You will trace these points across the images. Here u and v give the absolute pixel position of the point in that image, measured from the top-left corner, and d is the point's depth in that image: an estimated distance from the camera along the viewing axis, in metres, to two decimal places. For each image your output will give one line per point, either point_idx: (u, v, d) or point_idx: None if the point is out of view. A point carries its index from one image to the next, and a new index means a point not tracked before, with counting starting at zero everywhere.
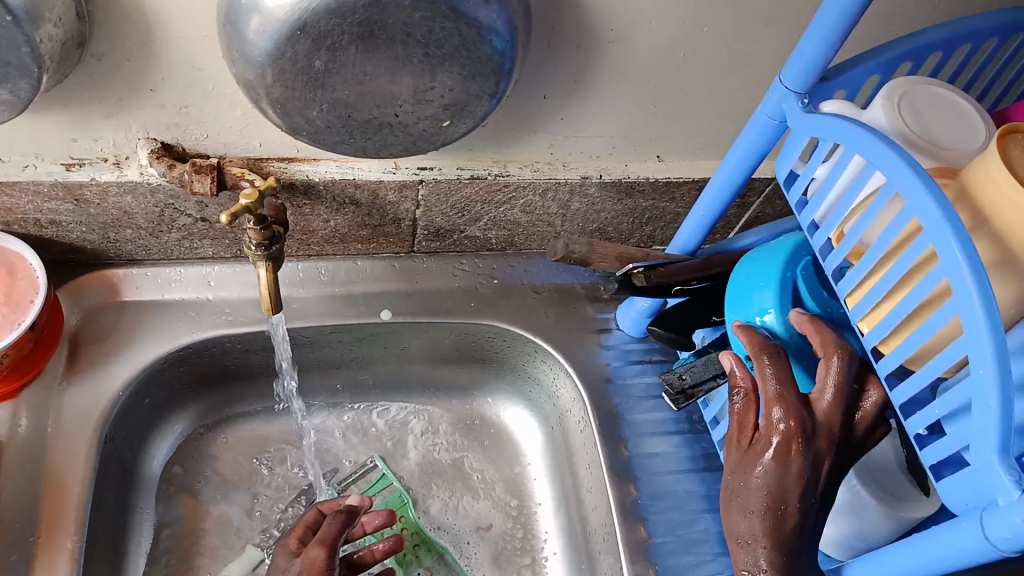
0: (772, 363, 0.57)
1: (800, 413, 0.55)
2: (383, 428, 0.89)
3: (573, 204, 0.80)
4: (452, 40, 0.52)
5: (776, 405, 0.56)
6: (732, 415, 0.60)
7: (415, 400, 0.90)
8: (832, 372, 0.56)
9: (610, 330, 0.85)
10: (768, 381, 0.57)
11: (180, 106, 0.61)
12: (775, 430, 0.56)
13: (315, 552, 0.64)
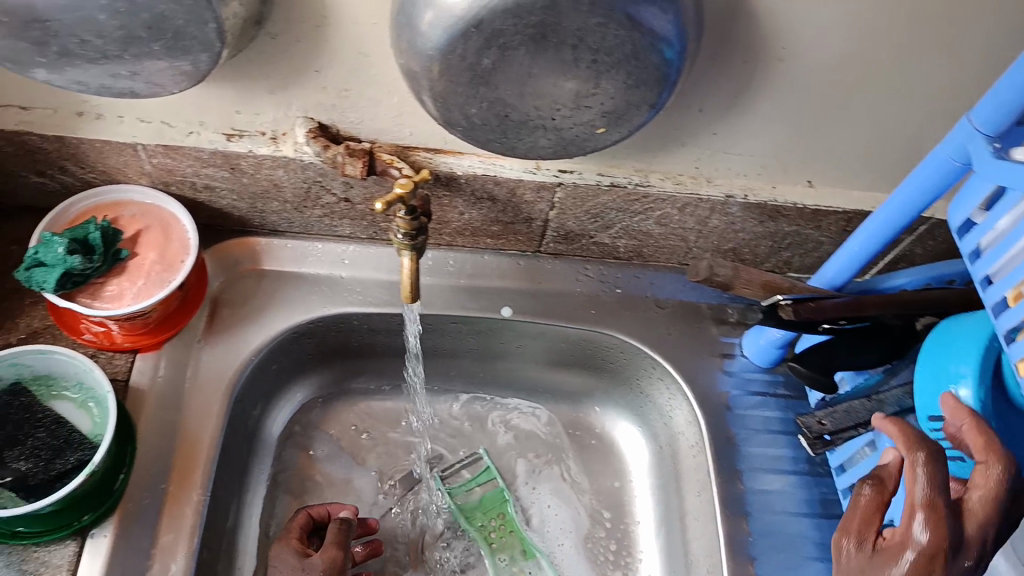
0: (927, 462, 0.53)
1: (946, 529, 0.50)
2: (489, 423, 0.89)
3: (712, 221, 0.76)
4: (623, 48, 0.51)
5: (921, 514, 0.51)
6: (857, 508, 0.58)
7: (524, 399, 0.90)
8: (993, 480, 0.51)
9: (733, 356, 0.82)
10: (917, 485, 0.52)
11: (341, 89, 0.63)
12: (911, 543, 0.52)
13: (329, 555, 0.69)
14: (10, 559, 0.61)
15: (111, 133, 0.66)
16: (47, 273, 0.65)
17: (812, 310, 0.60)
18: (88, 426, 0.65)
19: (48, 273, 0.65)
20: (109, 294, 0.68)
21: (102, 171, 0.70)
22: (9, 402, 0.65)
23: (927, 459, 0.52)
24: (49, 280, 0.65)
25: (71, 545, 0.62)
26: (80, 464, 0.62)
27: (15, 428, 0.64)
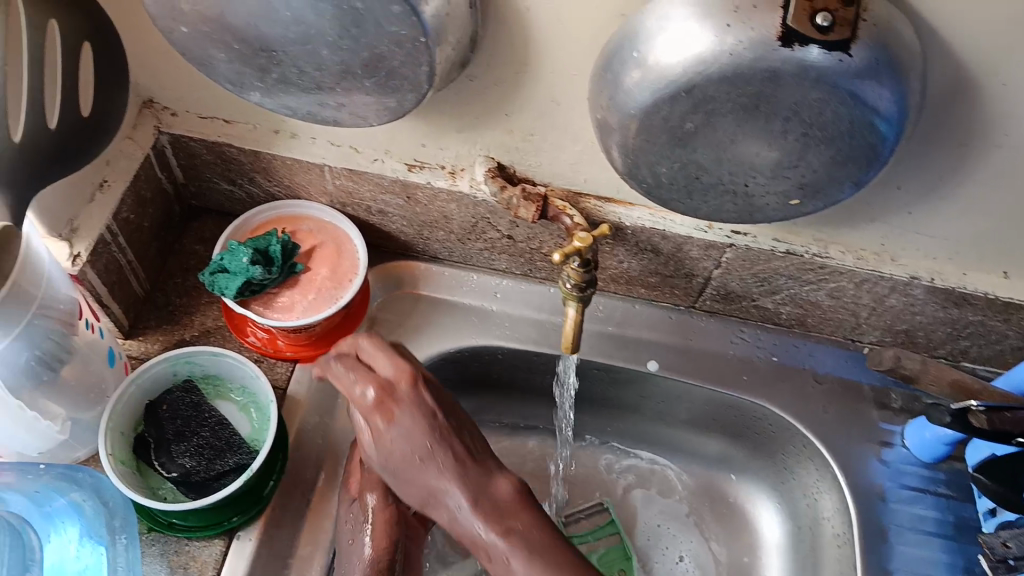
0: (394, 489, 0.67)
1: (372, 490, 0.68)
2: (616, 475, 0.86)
3: (889, 299, 0.72)
4: (840, 124, 0.48)
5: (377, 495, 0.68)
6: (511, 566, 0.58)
7: (656, 456, 0.86)
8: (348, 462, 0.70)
9: (892, 445, 0.77)
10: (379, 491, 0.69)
11: (527, 133, 0.63)
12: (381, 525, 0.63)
13: (365, 498, 0.64)
14: (162, 549, 0.64)
15: (303, 152, 0.69)
16: (230, 281, 0.68)
17: (1009, 421, 0.55)
18: (247, 430, 0.68)
19: (230, 280, 0.68)
20: (281, 306, 0.70)
21: (287, 186, 0.74)
22: (181, 397, 0.68)
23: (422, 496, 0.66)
24: (231, 288, 0.68)
25: (218, 543, 0.65)
26: (237, 467, 0.65)
27: (183, 422, 0.67)
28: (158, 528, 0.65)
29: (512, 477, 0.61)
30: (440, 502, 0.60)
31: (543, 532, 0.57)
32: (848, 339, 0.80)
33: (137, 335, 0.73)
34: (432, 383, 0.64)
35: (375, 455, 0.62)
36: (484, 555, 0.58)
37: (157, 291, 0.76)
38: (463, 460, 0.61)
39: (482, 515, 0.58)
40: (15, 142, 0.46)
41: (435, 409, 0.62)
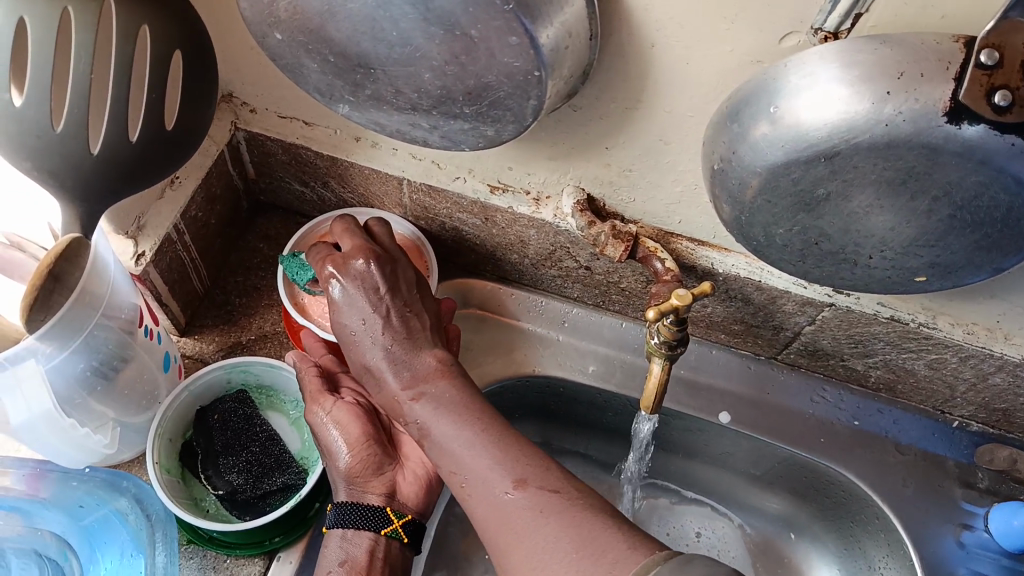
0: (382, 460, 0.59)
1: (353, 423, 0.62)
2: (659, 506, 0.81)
3: (993, 377, 0.66)
4: (995, 210, 0.43)
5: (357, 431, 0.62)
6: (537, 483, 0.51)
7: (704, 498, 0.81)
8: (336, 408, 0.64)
9: (973, 528, 0.71)
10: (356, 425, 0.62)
11: (625, 168, 0.59)
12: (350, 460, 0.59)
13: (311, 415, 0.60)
14: (201, 563, 0.61)
15: (383, 163, 0.66)
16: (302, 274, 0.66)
17: None
18: (297, 447, 0.65)
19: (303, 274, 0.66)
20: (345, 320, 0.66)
21: (361, 193, 0.70)
22: (233, 407, 0.64)
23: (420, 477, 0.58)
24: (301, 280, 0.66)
25: (258, 563, 0.62)
26: (284, 488, 0.61)
27: (233, 433, 0.63)
28: (197, 540, 0.61)
29: (442, 353, 0.60)
30: (377, 382, 0.59)
31: (485, 414, 0.55)
32: (937, 410, 0.75)
33: (193, 334, 0.70)
34: (387, 259, 0.61)
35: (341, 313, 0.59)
36: (396, 417, 0.58)
37: (217, 288, 0.73)
38: (388, 342, 0.58)
39: (402, 380, 0.58)
40: (92, 155, 0.45)
41: (380, 285, 0.59)
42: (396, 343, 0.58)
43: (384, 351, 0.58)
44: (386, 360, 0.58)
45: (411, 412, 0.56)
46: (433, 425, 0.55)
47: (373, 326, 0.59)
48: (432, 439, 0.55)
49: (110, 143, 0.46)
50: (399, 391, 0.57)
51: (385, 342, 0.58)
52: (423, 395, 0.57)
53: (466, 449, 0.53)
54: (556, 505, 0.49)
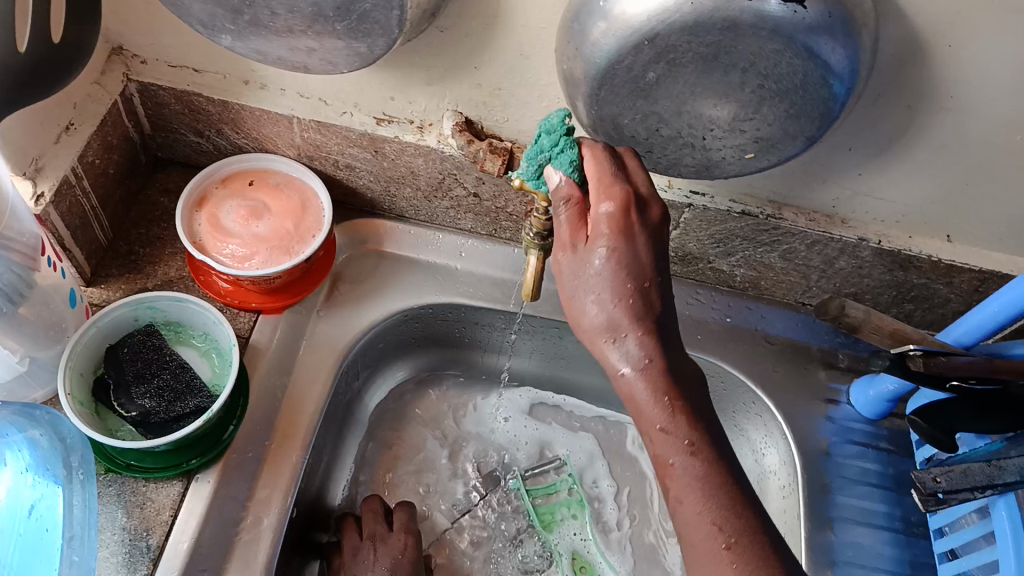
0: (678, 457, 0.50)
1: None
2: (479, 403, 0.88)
3: (839, 261, 0.75)
4: (794, 77, 0.51)
5: None
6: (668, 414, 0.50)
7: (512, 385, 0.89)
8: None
9: (838, 402, 0.80)
10: None
11: (495, 88, 0.64)
12: None
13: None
14: (119, 490, 0.65)
15: (272, 104, 0.70)
16: (552, 156, 0.52)
17: (944, 366, 0.59)
18: (208, 375, 0.68)
19: (550, 145, 0.52)
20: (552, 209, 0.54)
21: (254, 138, 0.74)
22: (141, 341, 0.67)
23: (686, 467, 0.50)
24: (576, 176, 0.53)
25: (178, 485, 0.66)
26: (197, 409, 0.65)
27: (144, 364, 0.66)
28: (115, 468, 0.65)
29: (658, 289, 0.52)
30: (588, 301, 0.51)
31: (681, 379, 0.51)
32: (798, 303, 0.83)
33: (99, 283, 0.73)
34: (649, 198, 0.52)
35: (614, 257, 0.50)
36: (599, 348, 0.51)
37: (121, 240, 0.76)
38: (634, 230, 0.51)
39: (604, 263, 0.50)
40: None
41: (629, 203, 0.51)
42: (641, 236, 0.51)
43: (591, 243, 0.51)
44: (587, 247, 0.51)
45: (573, 275, 0.51)
46: (628, 284, 0.50)
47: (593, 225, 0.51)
48: (592, 325, 0.51)
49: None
50: (606, 246, 0.50)
51: (607, 242, 0.50)
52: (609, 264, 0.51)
53: (620, 342, 0.50)
54: (688, 402, 0.51)
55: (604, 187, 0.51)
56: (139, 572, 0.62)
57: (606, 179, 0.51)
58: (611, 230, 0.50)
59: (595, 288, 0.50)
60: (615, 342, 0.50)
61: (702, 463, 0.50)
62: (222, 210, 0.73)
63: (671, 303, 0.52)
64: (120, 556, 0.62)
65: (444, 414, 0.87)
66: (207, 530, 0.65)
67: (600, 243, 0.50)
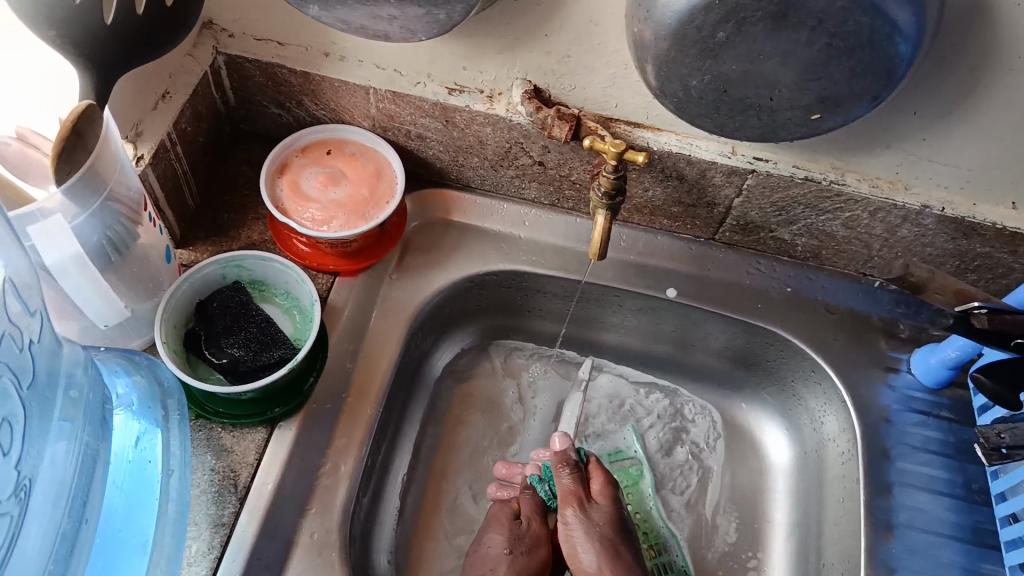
0: None
1: (531, 535, 0.73)
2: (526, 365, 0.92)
3: (902, 229, 0.75)
4: (860, 34, 0.52)
5: (566, 505, 0.72)
6: None
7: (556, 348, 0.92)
8: (526, 509, 0.75)
9: (899, 370, 0.81)
10: (561, 485, 0.73)
11: (564, 55, 0.67)
12: (528, 529, 0.73)
13: (520, 520, 0.74)
14: (208, 435, 0.69)
15: (350, 74, 0.74)
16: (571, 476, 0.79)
17: (1009, 322, 0.61)
18: (290, 330, 0.73)
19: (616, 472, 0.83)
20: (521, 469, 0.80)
21: (332, 109, 0.78)
22: (230, 296, 0.72)
23: None
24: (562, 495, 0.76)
25: (261, 431, 0.70)
26: (282, 360, 0.69)
27: (232, 318, 0.70)
28: (205, 414, 0.70)
29: None
30: None
31: None
32: (857, 273, 0.84)
33: (188, 246, 0.78)
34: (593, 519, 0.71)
35: (603, 530, 0.70)
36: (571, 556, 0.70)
37: (207, 206, 0.80)
38: (617, 543, 0.70)
39: (608, 516, 0.72)
40: (106, 24, 0.55)
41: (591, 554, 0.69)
42: (601, 519, 0.71)
43: (593, 506, 0.72)
44: (594, 505, 0.72)
45: (591, 532, 0.70)
46: (621, 530, 0.71)
47: (599, 504, 0.73)
48: None
49: (120, 15, 0.55)
50: (571, 514, 0.71)
51: (622, 551, 0.70)
52: (611, 519, 0.72)
53: None
54: None
55: (607, 499, 0.73)
56: (228, 510, 0.66)
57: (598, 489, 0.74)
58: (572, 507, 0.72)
59: (610, 541, 0.70)
60: None
61: None
62: (302, 177, 0.76)
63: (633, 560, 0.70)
64: (210, 495, 0.67)
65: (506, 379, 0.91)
66: (291, 474, 0.69)
67: (604, 505, 0.73)
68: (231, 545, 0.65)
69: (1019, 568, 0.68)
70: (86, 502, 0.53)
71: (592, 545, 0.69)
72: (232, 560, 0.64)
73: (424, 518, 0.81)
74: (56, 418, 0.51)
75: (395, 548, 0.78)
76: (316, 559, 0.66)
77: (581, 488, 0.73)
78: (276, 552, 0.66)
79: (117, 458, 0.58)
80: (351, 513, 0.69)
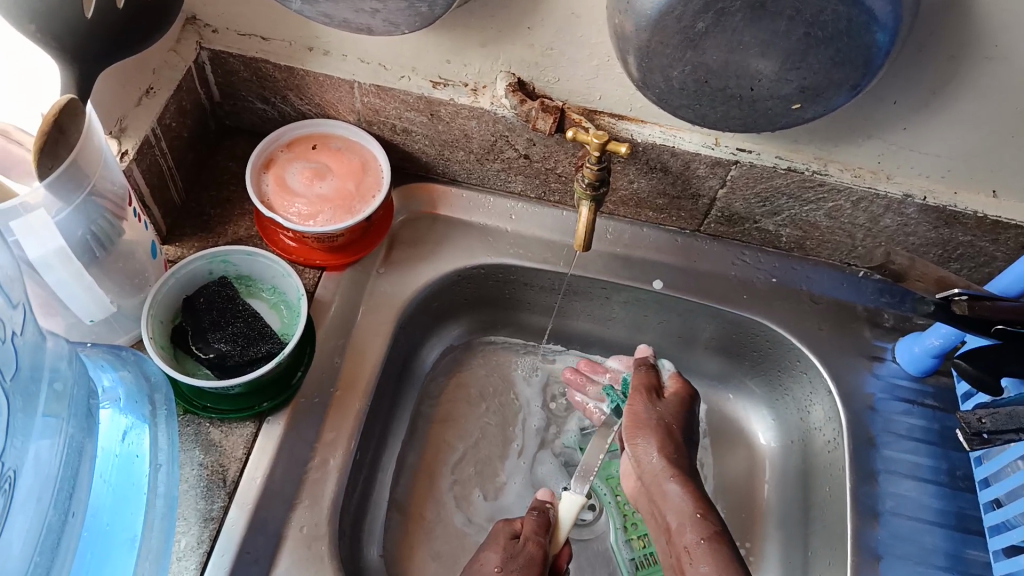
0: (701, 515, 0.70)
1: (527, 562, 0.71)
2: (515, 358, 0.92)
3: (884, 219, 0.76)
4: (838, 24, 0.53)
5: (638, 394, 0.78)
6: (687, 522, 0.69)
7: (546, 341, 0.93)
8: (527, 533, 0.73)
9: (884, 359, 0.81)
10: (638, 377, 0.80)
11: (546, 47, 0.67)
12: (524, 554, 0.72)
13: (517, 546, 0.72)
14: (196, 430, 0.69)
15: (334, 69, 0.74)
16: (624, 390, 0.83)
17: (988, 309, 0.62)
18: (277, 325, 0.73)
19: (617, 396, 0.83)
20: (605, 369, 0.87)
21: (317, 104, 0.78)
22: (216, 291, 0.72)
23: (687, 519, 0.69)
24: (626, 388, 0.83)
25: (249, 426, 0.70)
26: (269, 354, 0.69)
27: (218, 313, 0.70)
28: (192, 409, 0.70)
29: (701, 513, 0.70)
30: (673, 522, 0.70)
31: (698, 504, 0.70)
32: (842, 263, 0.85)
33: (174, 242, 0.78)
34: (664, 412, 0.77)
35: (672, 422, 0.76)
36: (632, 440, 0.75)
37: (193, 202, 0.80)
38: (671, 433, 0.76)
39: (675, 410, 0.78)
40: (86, 18, 0.55)
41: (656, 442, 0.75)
42: (671, 413, 0.77)
43: (664, 399, 0.79)
44: (664, 400, 0.78)
45: (653, 417, 0.76)
46: (683, 431, 0.77)
47: (666, 401, 0.78)
48: (669, 501, 0.71)
49: (99, 8, 0.55)
50: (648, 405, 0.77)
51: (676, 438, 0.76)
52: (674, 413, 0.78)
53: (691, 534, 0.68)
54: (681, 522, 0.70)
55: (680, 397, 0.79)
56: (217, 504, 0.66)
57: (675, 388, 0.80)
58: (644, 398, 0.78)
59: (668, 425, 0.76)
60: (674, 511, 0.70)
61: (720, 550, 0.67)
62: (287, 171, 0.77)
63: (687, 457, 0.75)
64: (199, 489, 0.67)
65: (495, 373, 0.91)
66: (279, 468, 0.69)
67: (674, 401, 0.79)
68: (220, 539, 0.65)
69: (1004, 552, 0.69)
70: (72, 495, 0.53)
71: (649, 431, 0.75)
72: (221, 554, 0.64)
73: (414, 511, 0.81)
74: (39, 414, 0.52)
75: (385, 541, 0.78)
76: (306, 552, 0.66)
77: (657, 385, 0.80)
78: (266, 545, 0.66)
79: (105, 452, 0.58)
80: (340, 506, 0.70)
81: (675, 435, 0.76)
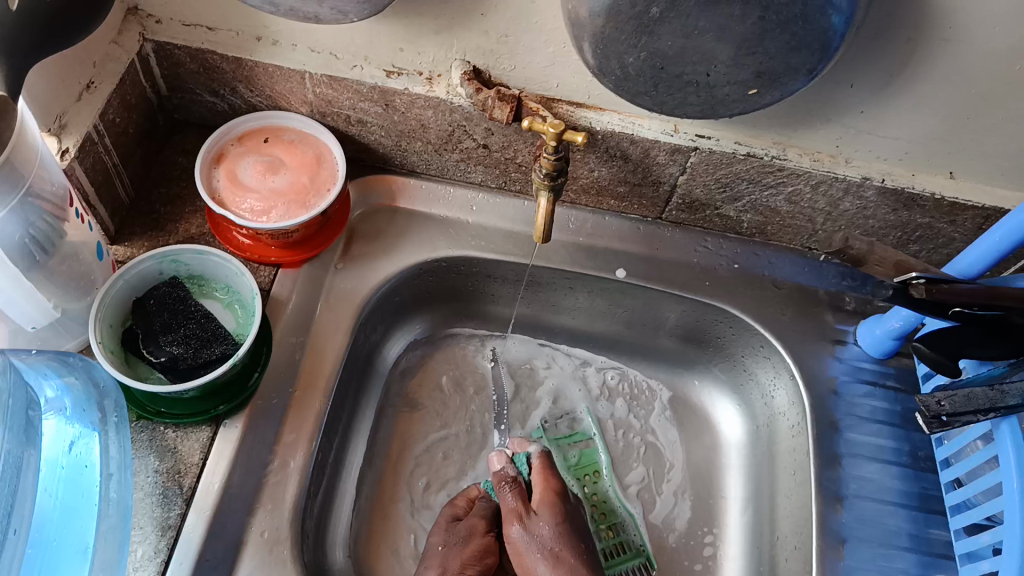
0: None
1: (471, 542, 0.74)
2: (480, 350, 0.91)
3: (844, 203, 0.76)
4: (793, 7, 0.52)
5: (511, 520, 0.76)
6: None
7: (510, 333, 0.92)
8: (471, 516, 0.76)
9: (846, 343, 0.82)
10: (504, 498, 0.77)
11: (502, 34, 0.66)
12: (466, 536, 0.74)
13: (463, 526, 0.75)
14: (150, 435, 0.67)
15: (284, 58, 0.71)
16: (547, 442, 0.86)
17: (945, 293, 0.62)
18: (232, 325, 0.71)
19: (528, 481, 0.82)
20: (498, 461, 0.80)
21: (268, 95, 0.76)
22: (167, 292, 0.70)
23: None
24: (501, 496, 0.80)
25: (205, 429, 0.68)
26: (223, 355, 0.68)
27: (169, 315, 0.68)
28: (146, 415, 0.68)
29: None
30: None
31: None
32: (804, 248, 0.85)
33: (123, 241, 0.75)
34: (539, 533, 0.74)
35: (555, 543, 0.74)
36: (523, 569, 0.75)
37: (142, 200, 0.78)
38: (558, 550, 0.74)
39: (551, 529, 0.74)
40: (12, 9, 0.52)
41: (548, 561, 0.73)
42: (547, 530, 0.74)
43: (535, 517, 0.75)
44: (535, 518, 0.75)
45: (533, 543, 0.74)
46: (570, 540, 0.75)
47: (540, 514, 0.75)
48: None
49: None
50: (519, 527, 0.75)
51: (566, 558, 0.74)
52: (556, 528, 0.75)
53: None
54: None
55: (549, 507, 0.76)
56: (174, 511, 0.64)
57: (543, 494, 0.77)
58: (518, 521, 0.75)
59: (551, 549, 0.74)
60: None
61: None
62: (239, 166, 0.74)
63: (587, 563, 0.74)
64: (155, 497, 0.65)
65: (459, 367, 0.90)
66: (237, 472, 0.67)
67: (546, 516, 0.75)
68: (177, 547, 0.63)
69: (964, 531, 0.70)
70: (11, 511, 0.51)
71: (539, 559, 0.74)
72: (178, 562, 0.62)
73: (379, 509, 0.80)
74: None
75: (350, 541, 0.77)
76: (267, 557, 0.65)
77: (522, 501, 0.77)
78: (225, 551, 0.64)
79: (50, 463, 0.55)
80: (302, 507, 0.68)
81: (565, 542, 0.75)
